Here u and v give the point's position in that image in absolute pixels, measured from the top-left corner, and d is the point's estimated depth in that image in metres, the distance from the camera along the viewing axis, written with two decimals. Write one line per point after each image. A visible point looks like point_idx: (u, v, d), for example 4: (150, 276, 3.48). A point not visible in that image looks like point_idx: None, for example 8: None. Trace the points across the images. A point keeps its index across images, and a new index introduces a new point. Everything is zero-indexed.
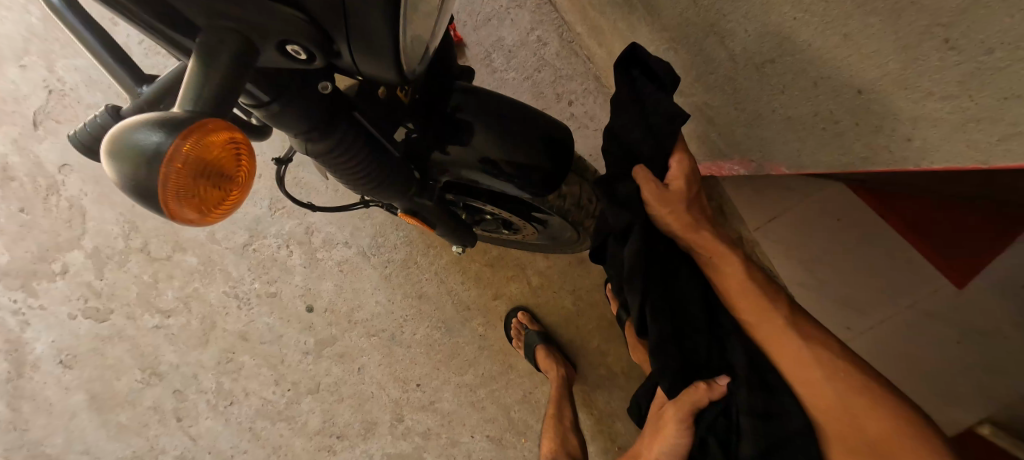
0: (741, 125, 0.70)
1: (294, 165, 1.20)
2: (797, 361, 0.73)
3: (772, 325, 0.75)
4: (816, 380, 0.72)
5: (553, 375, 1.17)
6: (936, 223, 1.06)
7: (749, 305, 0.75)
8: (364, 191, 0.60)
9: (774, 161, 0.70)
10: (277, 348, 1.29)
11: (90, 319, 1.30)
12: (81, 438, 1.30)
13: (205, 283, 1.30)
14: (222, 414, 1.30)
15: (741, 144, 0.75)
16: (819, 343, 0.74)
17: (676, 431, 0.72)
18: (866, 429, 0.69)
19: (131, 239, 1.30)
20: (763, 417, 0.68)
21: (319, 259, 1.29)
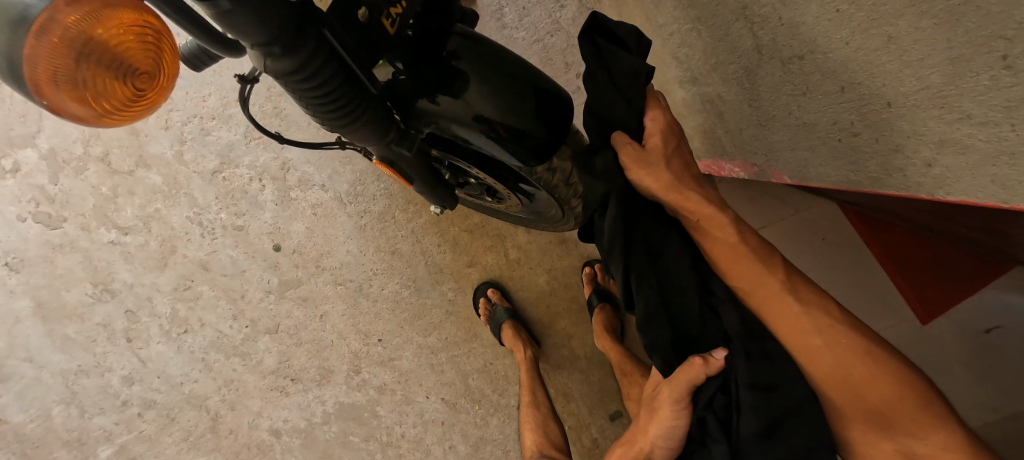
0: (751, 124, 0.66)
1: (277, 95, 1.13)
2: (801, 330, 0.62)
3: (770, 289, 0.63)
4: (819, 349, 0.61)
5: (520, 356, 1.15)
6: (915, 256, 1.03)
7: (745, 268, 0.63)
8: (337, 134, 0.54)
9: (776, 168, 0.66)
10: (238, 282, 1.25)
11: (41, 224, 1.23)
12: (24, 344, 1.26)
13: (168, 205, 1.23)
14: (174, 341, 1.27)
15: (747, 145, 0.71)
16: (823, 308, 0.64)
17: (672, 413, 0.65)
18: (871, 398, 0.62)
19: (93, 147, 1.22)
20: (767, 390, 0.58)
21: (293, 198, 1.23)
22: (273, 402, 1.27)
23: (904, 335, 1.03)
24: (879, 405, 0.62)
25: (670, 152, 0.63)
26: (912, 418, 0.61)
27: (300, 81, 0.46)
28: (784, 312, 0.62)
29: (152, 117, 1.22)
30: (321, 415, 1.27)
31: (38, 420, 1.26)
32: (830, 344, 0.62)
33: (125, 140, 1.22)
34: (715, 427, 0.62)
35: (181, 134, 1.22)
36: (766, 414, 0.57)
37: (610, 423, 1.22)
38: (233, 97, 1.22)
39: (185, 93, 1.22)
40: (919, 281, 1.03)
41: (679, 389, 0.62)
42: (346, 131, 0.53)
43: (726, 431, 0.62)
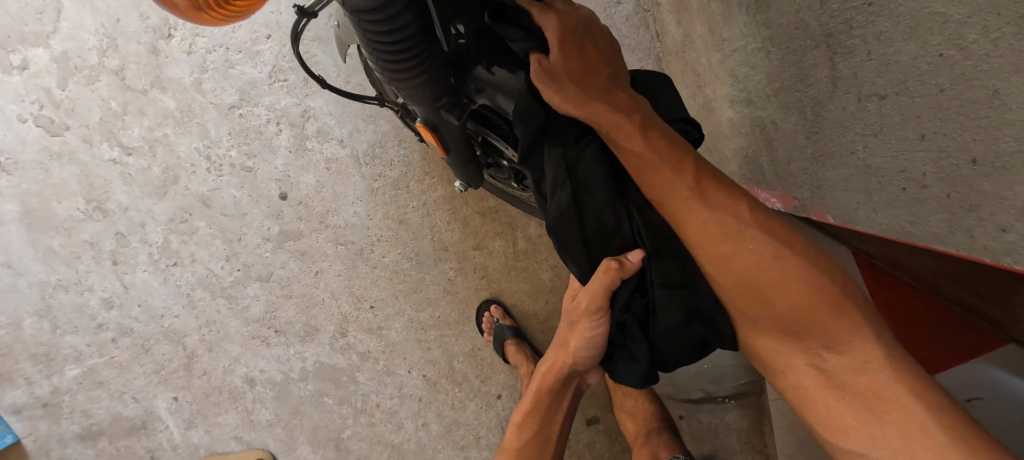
0: (803, 156, 0.64)
1: (312, 40, 1.09)
2: (715, 240, 0.61)
3: (683, 199, 0.62)
4: (728, 256, 0.61)
5: (525, 371, 1.14)
6: (916, 315, 1.01)
7: (709, 200, 0.62)
8: (397, 86, 0.52)
9: (821, 206, 0.64)
10: (237, 224, 1.21)
11: (42, 129, 1.19)
12: (6, 248, 1.23)
13: (178, 133, 1.19)
14: (162, 272, 1.24)
15: (792, 178, 0.68)
16: (734, 212, 0.62)
17: (591, 326, 0.69)
18: (778, 302, 0.60)
19: (108, 58, 1.17)
20: (675, 290, 0.62)
21: (308, 148, 1.19)
22: (253, 350, 1.26)
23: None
24: (791, 310, 0.60)
25: (584, 68, 0.58)
26: (827, 324, 0.59)
27: (373, 22, 0.42)
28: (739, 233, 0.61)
29: (176, 39, 1.17)
30: (300, 371, 1.25)
31: (9, 329, 1.26)
32: (740, 249, 0.61)
33: (143, 57, 1.17)
34: (634, 329, 0.66)
35: (203, 61, 1.18)
36: (681, 311, 0.62)
37: (585, 427, 1.19)
38: (264, 33, 1.17)
39: None
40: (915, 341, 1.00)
41: (597, 298, 0.64)
42: (403, 84, 0.51)
43: (645, 332, 0.66)
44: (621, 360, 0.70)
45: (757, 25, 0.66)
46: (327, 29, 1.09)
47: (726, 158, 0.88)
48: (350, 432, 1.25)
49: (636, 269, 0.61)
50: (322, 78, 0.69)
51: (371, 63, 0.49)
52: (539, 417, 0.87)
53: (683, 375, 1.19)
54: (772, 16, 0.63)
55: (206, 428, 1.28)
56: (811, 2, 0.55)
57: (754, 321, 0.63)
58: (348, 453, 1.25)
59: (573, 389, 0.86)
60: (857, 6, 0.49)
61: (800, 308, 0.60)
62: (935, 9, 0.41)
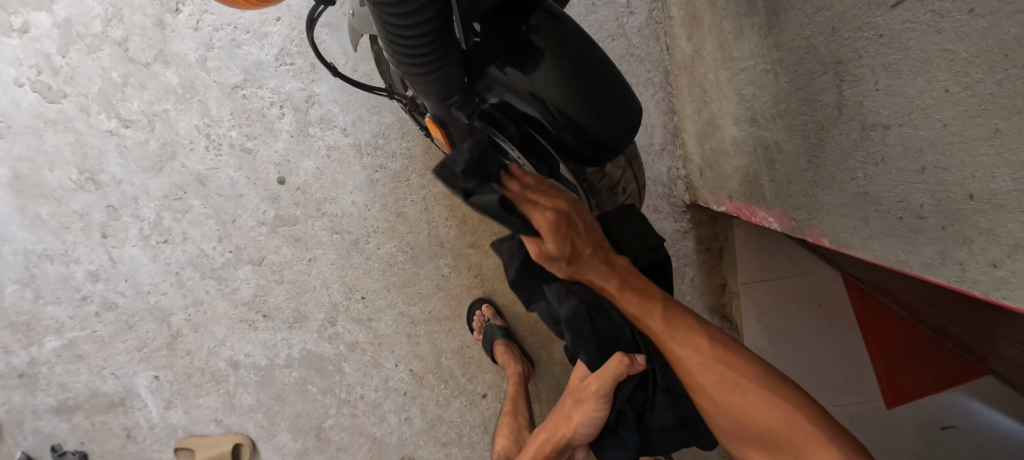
0: (803, 179, 0.65)
1: (322, 26, 1.08)
2: (693, 358, 0.67)
3: (663, 319, 0.70)
4: (708, 372, 0.67)
5: (512, 372, 1.12)
6: (899, 342, 1.03)
7: (644, 305, 0.70)
8: (411, 77, 0.51)
9: (818, 228, 0.64)
10: (233, 205, 1.19)
11: (39, 94, 1.18)
12: None
13: (178, 109, 1.15)
14: (152, 250, 1.24)
15: (791, 198, 0.68)
16: (710, 340, 0.68)
17: (593, 406, 0.71)
18: (753, 419, 0.64)
19: (112, 28, 1.13)
20: (667, 391, 0.69)
21: (310, 134, 1.13)
22: (240, 333, 1.27)
23: (862, 411, 1.04)
24: (766, 428, 0.63)
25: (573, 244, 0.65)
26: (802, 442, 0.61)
27: (395, 15, 0.42)
28: (667, 330, 0.69)
29: (183, 13, 1.11)
30: (286, 358, 1.26)
31: None
32: (713, 372, 0.66)
33: (148, 30, 1.12)
34: (630, 416, 0.71)
35: (209, 39, 1.11)
36: (670, 413, 0.69)
37: None
38: (274, 15, 1.09)
39: None
40: (897, 368, 1.02)
41: (602, 387, 0.68)
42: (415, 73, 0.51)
43: (640, 423, 0.71)
44: (611, 442, 0.74)
45: (768, 46, 0.67)
46: (338, 17, 1.08)
47: (727, 176, 0.88)
48: (332, 421, 1.26)
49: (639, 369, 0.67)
50: (333, 65, 0.68)
51: (384, 48, 0.48)
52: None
53: None
54: (785, 39, 0.63)
55: (185, 409, 1.32)
56: (822, 27, 0.55)
57: (735, 434, 0.67)
58: (328, 442, 1.27)
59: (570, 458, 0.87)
60: (868, 36, 0.49)
61: (768, 427, 0.63)
62: (946, 46, 0.42)
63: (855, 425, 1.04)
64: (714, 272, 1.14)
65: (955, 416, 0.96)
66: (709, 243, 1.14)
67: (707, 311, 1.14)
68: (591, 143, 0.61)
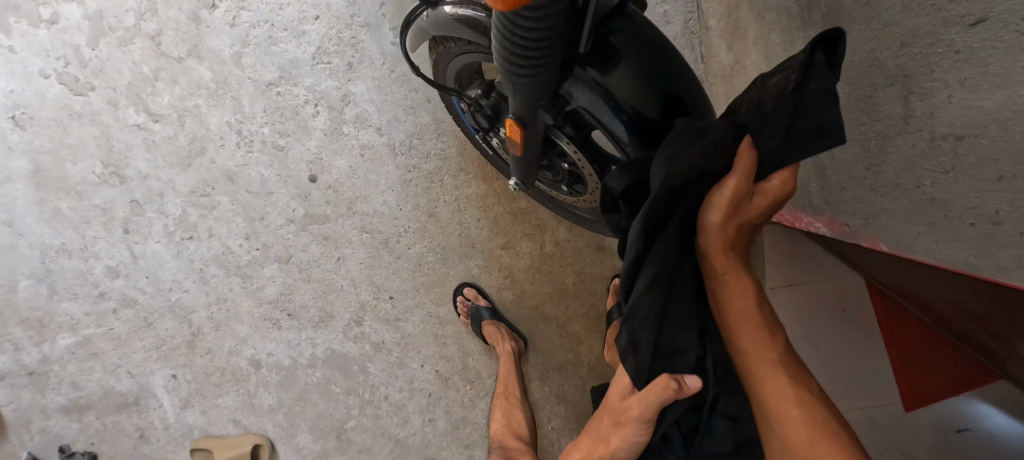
0: (858, 187, 0.65)
1: (361, 27, 1.09)
2: (782, 400, 0.64)
3: (767, 356, 0.66)
4: (789, 415, 0.64)
5: (502, 349, 1.11)
6: (914, 346, 1.04)
7: (748, 331, 0.66)
8: (516, 75, 0.48)
9: (875, 234, 0.64)
10: (262, 202, 1.18)
11: (65, 86, 1.16)
12: (9, 206, 1.24)
13: (210, 104, 1.14)
14: (176, 246, 1.22)
15: (844, 205, 0.69)
16: (805, 383, 0.66)
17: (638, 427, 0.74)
18: None
19: (145, 22, 1.12)
20: (732, 420, 0.68)
21: (344, 132, 1.13)
22: (263, 332, 1.25)
23: (885, 413, 1.05)
24: None
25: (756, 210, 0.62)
26: None
27: (520, 46, 0.44)
28: (762, 369, 0.65)
29: (220, 10, 1.11)
30: (309, 358, 1.25)
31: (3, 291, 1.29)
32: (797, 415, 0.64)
33: (183, 24, 1.11)
34: (676, 439, 0.73)
35: (246, 35, 1.11)
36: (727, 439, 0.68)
37: None
38: (313, 14, 1.10)
39: None
40: (914, 372, 1.04)
41: (648, 410, 0.70)
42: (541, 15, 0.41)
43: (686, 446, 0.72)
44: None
45: None
46: (378, 17, 1.09)
47: None
48: (354, 422, 1.25)
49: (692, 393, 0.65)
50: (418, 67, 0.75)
51: (503, 75, 0.50)
52: None
53: None
54: (844, 52, 0.63)
55: (202, 410, 1.29)
56: (890, 41, 0.55)
57: None
58: (349, 444, 1.25)
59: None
60: (941, 52, 0.50)
61: None
62: None
63: (874, 427, 1.05)
64: None
65: (967, 418, 0.97)
66: None
67: None
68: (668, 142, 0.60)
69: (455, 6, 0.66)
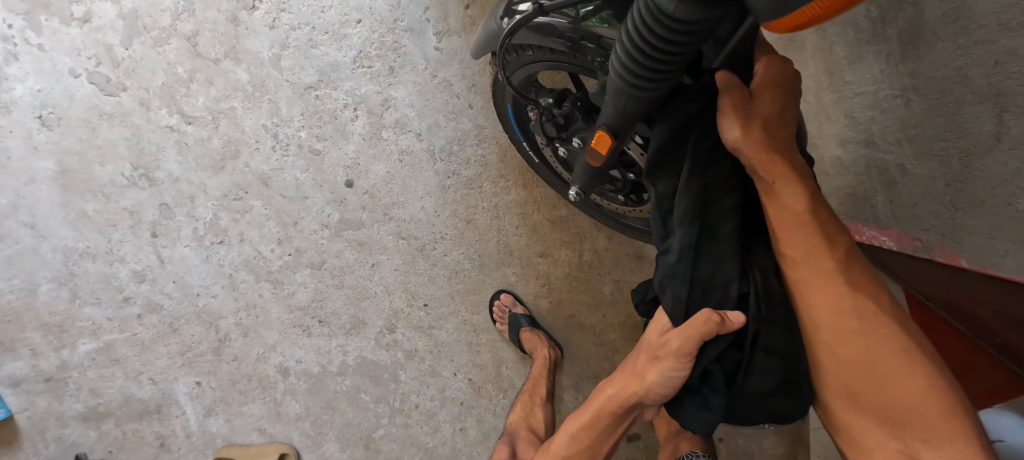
0: (937, 201, 0.66)
1: (404, 31, 1.08)
2: (840, 318, 0.57)
3: (824, 269, 0.58)
4: (850, 335, 0.57)
5: (541, 353, 1.10)
6: None
7: (798, 240, 0.59)
8: (621, 110, 0.51)
9: (953, 250, 0.66)
10: (296, 207, 1.16)
11: (95, 86, 1.14)
12: (31, 208, 1.21)
13: (246, 107, 1.12)
14: (205, 250, 1.20)
15: (917, 220, 0.70)
16: (871, 295, 0.58)
17: (674, 365, 0.65)
18: (887, 394, 0.56)
19: (181, 21, 1.10)
20: (779, 355, 0.61)
21: (383, 137, 1.11)
22: (292, 339, 1.23)
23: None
24: (898, 405, 0.55)
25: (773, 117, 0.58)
26: (916, 417, 0.54)
27: (639, 93, 0.47)
28: (814, 282, 0.58)
29: (259, 11, 1.09)
30: (339, 365, 1.23)
31: (22, 294, 1.25)
32: (867, 338, 0.57)
33: (221, 25, 1.09)
34: (719, 378, 0.65)
35: (285, 37, 1.09)
36: (774, 375, 0.61)
37: (624, 443, 1.15)
38: (355, 17, 1.08)
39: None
40: None
41: (687, 344, 0.61)
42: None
43: (727, 387, 0.64)
44: (691, 404, 0.68)
45: (897, 71, 0.67)
46: (421, 21, 1.08)
47: None
48: (382, 431, 1.22)
49: (732, 329, 0.59)
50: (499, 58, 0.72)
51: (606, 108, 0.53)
52: (593, 434, 0.86)
53: None
54: (922, 67, 0.63)
55: (226, 417, 1.26)
56: (980, 59, 0.56)
57: (850, 402, 0.59)
58: (378, 453, 1.22)
59: (631, 418, 0.84)
60: None
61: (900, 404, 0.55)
62: None
63: None
64: None
65: None
66: None
67: None
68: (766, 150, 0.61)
69: (525, 13, 0.64)
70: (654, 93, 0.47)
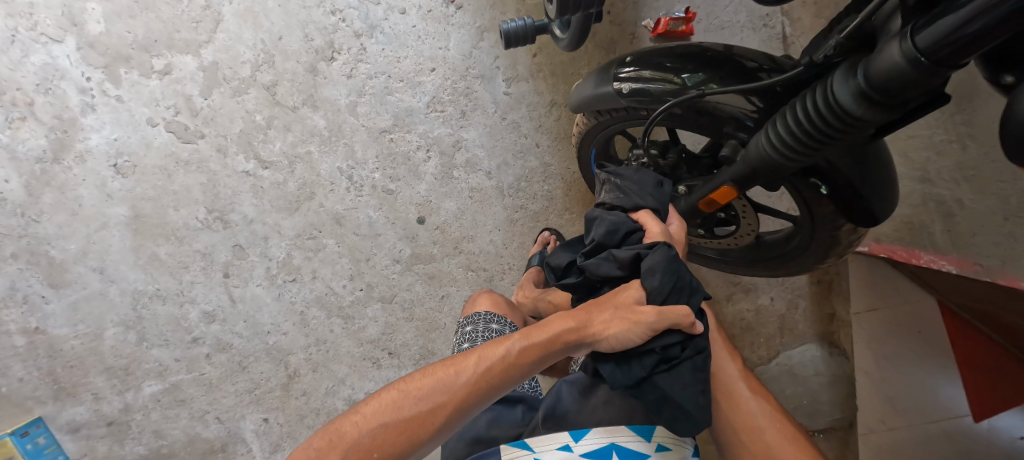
0: (996, 233, 0.80)
1: (476, 77, 1.16)
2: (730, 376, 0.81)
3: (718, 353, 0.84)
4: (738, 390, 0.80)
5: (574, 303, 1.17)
6: (977, 356, 1.00)
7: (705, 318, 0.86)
8: (753, 170, 0.68)
9: (1012, 273, 0.79)
10: (369, 244, 1.21)
11: (173, 134, 1.19)
12: (101, 253, 1.23)
13: (322, 151, 1.18)
14: (277, 288, 1.24)
15: (975, 247, 0.84)
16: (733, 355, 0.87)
17: (634, 334, 0.65)
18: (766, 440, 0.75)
19: (261, 72, 1.16)
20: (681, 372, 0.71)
21: (454, 176, 1.18)
22: (362, 372, 1.25)
23: (955, 429, 0.99)
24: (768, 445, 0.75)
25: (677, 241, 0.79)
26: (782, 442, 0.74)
27: (779, 159, 0.64)
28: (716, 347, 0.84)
29: (337, 62, 1.16)
30: None
31: (87, 339, 1.26)
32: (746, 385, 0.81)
33: (300, 75, 1.16)
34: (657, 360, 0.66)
35: (362, 85, 1.16)
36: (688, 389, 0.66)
37: None
38: (428, 66, 1.16)
39: (381, 49, 1.16)
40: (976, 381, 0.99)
41: (660, 322, 0.65)
42: (881, 106, 0.53)
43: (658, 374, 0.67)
44: (620, 371, 0.68)
45: (954, 125, 0.84)
46: (492, 69, 1.16)
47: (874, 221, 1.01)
48: None
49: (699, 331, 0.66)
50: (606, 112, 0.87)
51: (740, 165, 0.70)
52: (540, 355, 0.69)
53: (783, 410, 1.20)
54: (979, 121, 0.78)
55: None
56: None
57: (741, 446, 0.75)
58: None
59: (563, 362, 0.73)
60: None
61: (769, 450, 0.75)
62: None
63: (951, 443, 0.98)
64: (824, 302, 1.22)
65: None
66: (818, 276, 1.23)
67: (819, 338, 1.22)
68: (868, 214, 0.69)
69: (629, 82, 0.78)
70: (788, 164, 0.64)
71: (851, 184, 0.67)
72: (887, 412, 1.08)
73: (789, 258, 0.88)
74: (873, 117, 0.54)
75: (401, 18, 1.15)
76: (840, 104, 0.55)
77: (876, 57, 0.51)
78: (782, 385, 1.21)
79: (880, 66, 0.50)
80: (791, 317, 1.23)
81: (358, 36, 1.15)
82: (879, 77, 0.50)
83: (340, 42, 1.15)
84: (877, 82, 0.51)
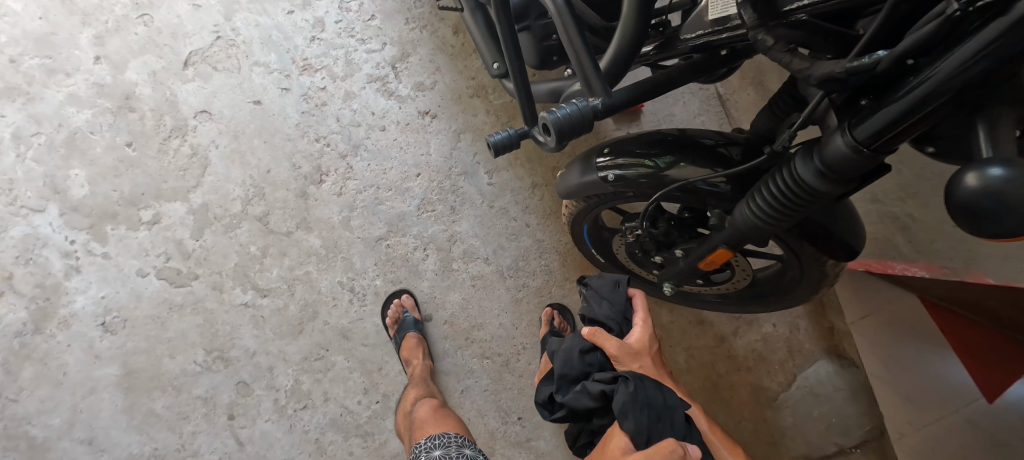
0: (950, 238, 0.91)
1: (458, 174, 1.27)
2: None
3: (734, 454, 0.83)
4: None
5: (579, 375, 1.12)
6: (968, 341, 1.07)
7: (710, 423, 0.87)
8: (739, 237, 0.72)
9: (977, 270, 0.88)
10: (380, 353, 1.19)
11: (165, 281, 1.18)
12: (87, 421, 1.12)
13: (321, 269, 1.20)
14: (287, 419, 1.15)
15: (937, 252, 0.95)
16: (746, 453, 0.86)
17: None
18: None
19: (253, 205, 1.22)
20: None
21: (454, 269, 1.23)
22: None
23: (973, 414, 1.01)
24: None
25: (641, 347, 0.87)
26: None
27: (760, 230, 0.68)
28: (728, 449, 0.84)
29: (326, 184, 1.24)
30: None
31: None
32: None
33: (291, 202, 1.22)
34: None
35: (353, 200, 1.24)
36: None
37: None
38: (414, 172, 1.26)
39: (367, 165, 1.26)
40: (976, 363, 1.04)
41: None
42: (844, 181, 0.57)
43: None
44: None
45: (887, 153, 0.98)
46: (472, 165, 1.27)
47: None
48: None
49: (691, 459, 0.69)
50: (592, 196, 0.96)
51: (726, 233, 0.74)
52: None
53: (816, 435, 1.21)
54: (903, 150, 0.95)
55: None
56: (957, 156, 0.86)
57: None
58: None
59: None
60: None
61: None
62: None
63: (976, 429, 0.99)
64: (821, 318, 1.30)
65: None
66: None
67: (827, 354, 1.27)
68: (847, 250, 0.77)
69: (610, 170, 0.87)
70: (770, 232, 0.68)
71: (825, 226, 0.75)
72: (908, 410, 1.11)
73: (783, 293, 0.96)
74: (838, 188, 0.58)
75: (381, 134, 1.28)
76: (806, 188, 0.58)
77: (827, 145, 0.55)
78: (807, 409, 1.23)
79: (834, 152, 0.54)
80: (796, 339, 1.29)
81: (343, 158, 1.26)
82: (836, 162, 0.54)
83: (328, 165, 1.25)
84: (835, 164, 0.55)
